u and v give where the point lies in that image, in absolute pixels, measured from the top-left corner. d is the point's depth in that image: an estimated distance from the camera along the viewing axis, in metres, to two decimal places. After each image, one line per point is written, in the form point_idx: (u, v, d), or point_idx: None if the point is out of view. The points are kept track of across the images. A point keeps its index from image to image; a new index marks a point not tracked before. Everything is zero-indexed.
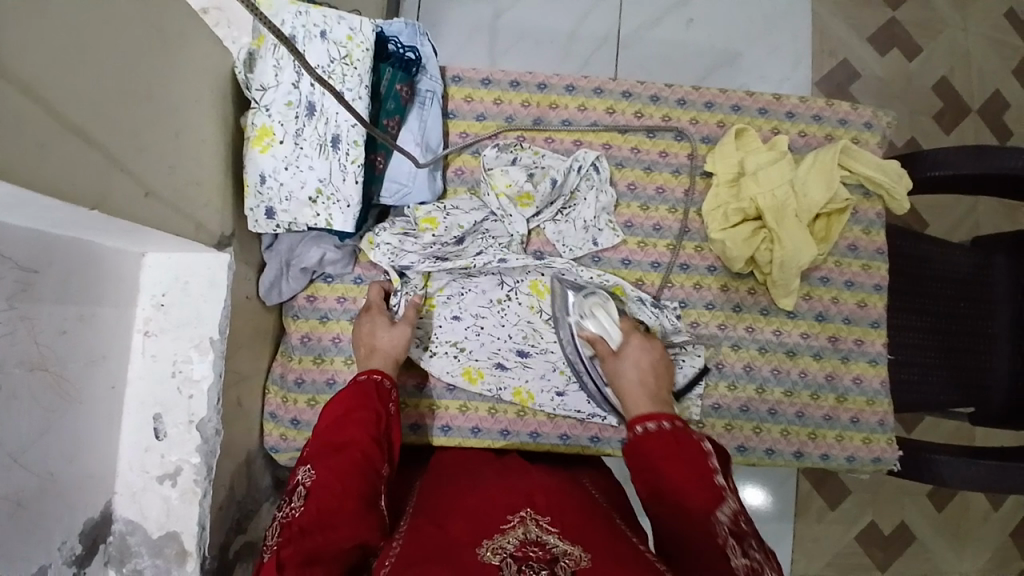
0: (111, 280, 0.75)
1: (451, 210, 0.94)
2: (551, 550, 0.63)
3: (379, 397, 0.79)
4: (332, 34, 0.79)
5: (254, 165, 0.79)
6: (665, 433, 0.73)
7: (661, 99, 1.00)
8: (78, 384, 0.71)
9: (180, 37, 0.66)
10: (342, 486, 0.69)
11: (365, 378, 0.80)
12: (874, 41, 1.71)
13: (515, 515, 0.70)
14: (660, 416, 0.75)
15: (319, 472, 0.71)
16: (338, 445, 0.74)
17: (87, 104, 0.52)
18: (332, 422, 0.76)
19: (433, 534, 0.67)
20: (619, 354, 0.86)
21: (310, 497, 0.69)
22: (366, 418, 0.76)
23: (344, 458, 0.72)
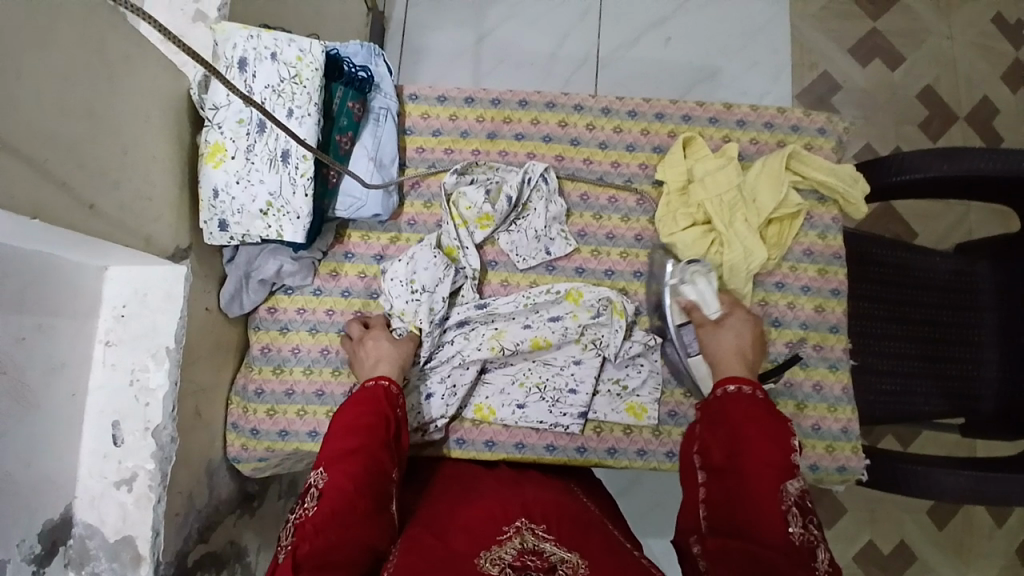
0: (70, 290, 0.78)
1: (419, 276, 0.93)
2: (548, 560, 0.67)
3: (379, 399, 0.83)
4: (282, 55, 0.84)
5: (208, 180, 0.83)
6: (755, 400, 0.78)
7: (612, 111, 1.03)
8: (36, 390, 0.73)
9: (125, 63, 0.71)
10: (352, 486, 0.73)
11: (374, 384, 0.84)
12: (853, 52, 1.72)
13: (511, 525, 0.75)
14: (744, 380, 0.81)
15: (331, 475, 0.75)
16: (348, 449, 0.77)
17: (20, 121, 0.56)
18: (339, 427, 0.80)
19: (433, 548, 0.71)
20: (721, 325, 0.88)
21: (323, 497, 0.73)
22: (373, 420, 0.80)
23: (354, 461, 0.76)
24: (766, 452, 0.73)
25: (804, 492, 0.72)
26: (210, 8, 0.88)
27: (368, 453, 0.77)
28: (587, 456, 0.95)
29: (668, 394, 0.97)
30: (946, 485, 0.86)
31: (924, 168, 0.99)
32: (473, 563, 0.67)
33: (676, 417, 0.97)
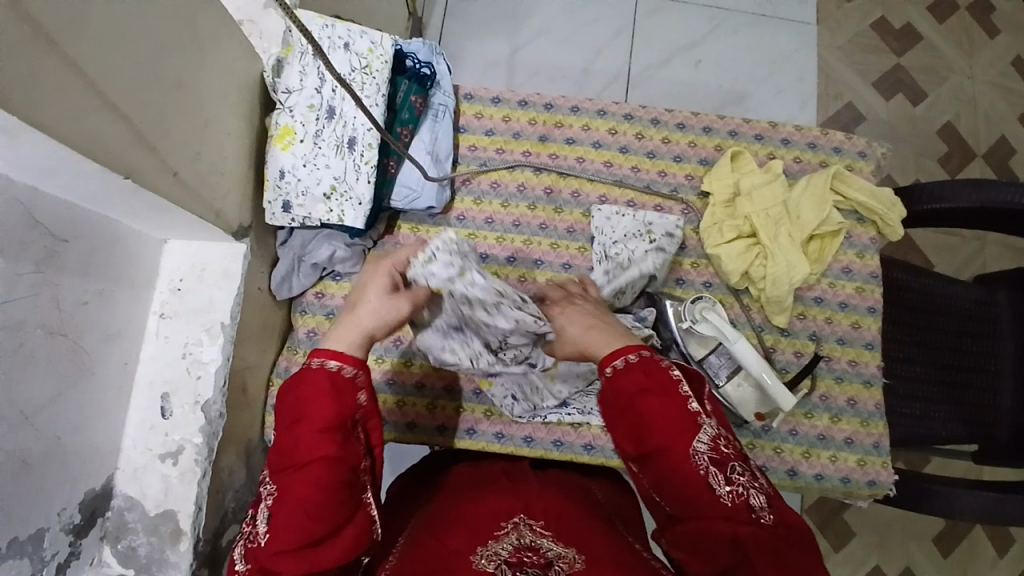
0: (133, 261, 0.79)
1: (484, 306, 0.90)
2: (545, 555, 0.69)
3: (337, 390, 0.67)
4: (355, 46, 0.87)
5: (275, 162, 0.85)
6: (637, 369, 0.69)
7: (661, 123, 1.06)
8: (93, 356, 0.74)
9: (213, 40, 0.73)
10: (303, 517, 0.63)
11: (320, 371, 0.67)
12: (877, 85, 1.78)
13: (509, 520, 0.75)
14: (625, 350, 0.71)
15: (280, 491, 0.65)
16: (300, 460, 0.65)
17: (124, 86, 0.58)
18: (293, 416, 0.67)
19: (429, 547, 0.72)
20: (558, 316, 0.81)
21: (273, 519, 0.64)
22: (326, 423, 0.66)
23: (306, 478, 0.64)
24: (671, 418, 0.66)
25: (717, 440, 0.65)
26: None
27: (329, 464, 0.65)
28: None
29: None
30: (965, 503, 0.86)
31: (952, 199, 0.93)
32: (469, 562, 0.68)
33: None
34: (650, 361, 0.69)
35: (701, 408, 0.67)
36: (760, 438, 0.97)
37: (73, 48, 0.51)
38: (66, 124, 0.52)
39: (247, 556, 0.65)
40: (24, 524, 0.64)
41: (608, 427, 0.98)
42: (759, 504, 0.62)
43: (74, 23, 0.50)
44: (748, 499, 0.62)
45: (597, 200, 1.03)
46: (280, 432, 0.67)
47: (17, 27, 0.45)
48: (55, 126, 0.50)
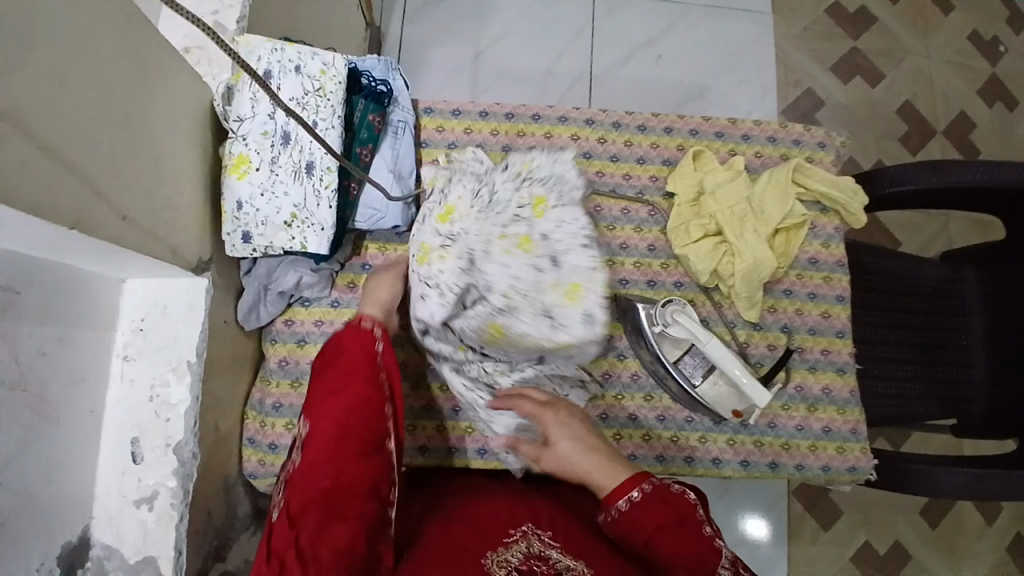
0: (92, 305, 0.77)
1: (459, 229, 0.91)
2: (555, 567, 0.70)
3: (359, 335, 0.80)
4: (306, 69, 0.85)
5: (232, 192, 0.83)
6: (652, 501, 0.76)
7: (623, 125, 1.06)
8: (57, 406, 0.72)
9: (159, 75, 0.71)
10: (340, 434, 0.72)
11: (352, 323, 0.81)
12: (835, 71, 1.80)
13: (517, 528, 0.75)
14: (629, 485, 0.78)
15: (313, 423, 0.73)
16: (335, 389, 0.75)
17: (66, 131, 0.56)
18: (325, 366, 0.78)
19: (439, 538, 0.73)
20: (549, 441, 0.86)
21: (307, 445, 0.72)
22: (355, 364, 0.77)
23: (338, 402, 0.74)
24: (695, 547, 0.73)
25: (734, 559, 0.74)
26: (228, 20, 0.88)
27: (360, 394, 0.75)
28: None
29: (658, 399, 0.99)
30: (947, 477, 0.89)
31: (913, 179, 0.96)
32: (480, 566, 0.68)
33: (693, 422, 0.98)
34: (662, 489, 0.78)
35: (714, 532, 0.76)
36: (739, 433, 0.98)
37: (8, 97, 0.48)
38: (10, 177, 0.50)
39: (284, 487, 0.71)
40: None
41: None
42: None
43: (7, 70, 0.48)
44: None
45: None
46: (316, 377, 0.78)
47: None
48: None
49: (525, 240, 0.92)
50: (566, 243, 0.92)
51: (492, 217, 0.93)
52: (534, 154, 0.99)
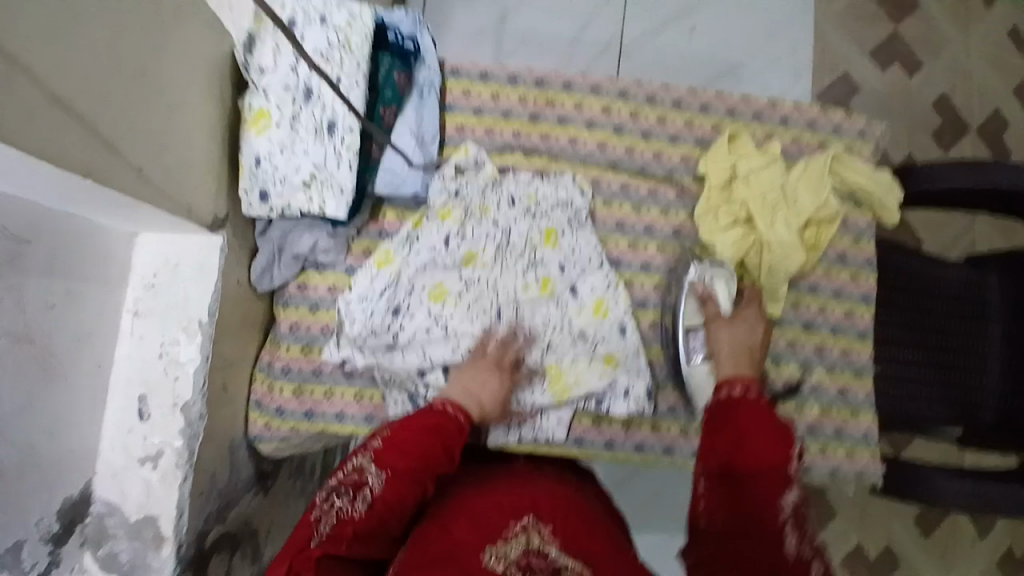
0: (101, 258, 0.74)
1: (462, 188, 0.94)
2: (553, 563, 0.64)
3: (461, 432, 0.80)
4: (332, 19, 0.80)
5: (250, 148, 0.79)
6: (748, 403, 0.72)
7: (657, 100, 1.01)
8: (64, 360, 0.69)
9: (175, 21, 0.67)
10: (404, 510, 0.70)
11: (454, 413, 0.80)
12: (873, 56, 1.73)
13: (517, 521, 0.70)
14: (736, 381, 0.75)
15: (388, 485, 0.70)
16: (418, 470, 0.73)
17: (75, 77, 0.52)
18: (404, 428, 0.76)
19: (438, 540, 0.68)
20: (735, 320, 0.87)
21: (374, 505, 0.68)
22: (445, 452, 0.76)
23: (414, 487, 0.72)
24: (765, 459, 0.65)
25: (802, 506, 0.63)
26: None
27: (432, 481, 0.74)
28: (615, 450, 0.96)
29: (665, 389, 0.97)
30: (951, 487, 0.87)
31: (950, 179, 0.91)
32: (477, 561, 0.64)
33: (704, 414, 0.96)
34: (764, 403, 0.71)
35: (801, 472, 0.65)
36: None
37: (14, 40, 0.45)
38: (17, 124, 0.47)
39: (334, 526, 0.66)
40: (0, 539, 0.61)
41: (600, 420, 0.96)
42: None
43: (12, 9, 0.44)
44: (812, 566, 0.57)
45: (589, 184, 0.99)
46: (396, 432, 0.75)
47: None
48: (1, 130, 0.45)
49: (547, 283, 0.95)
50: (586, 280, 0.95)
51: (512, 267, 0.94)
52: (538, 185, 0.96)
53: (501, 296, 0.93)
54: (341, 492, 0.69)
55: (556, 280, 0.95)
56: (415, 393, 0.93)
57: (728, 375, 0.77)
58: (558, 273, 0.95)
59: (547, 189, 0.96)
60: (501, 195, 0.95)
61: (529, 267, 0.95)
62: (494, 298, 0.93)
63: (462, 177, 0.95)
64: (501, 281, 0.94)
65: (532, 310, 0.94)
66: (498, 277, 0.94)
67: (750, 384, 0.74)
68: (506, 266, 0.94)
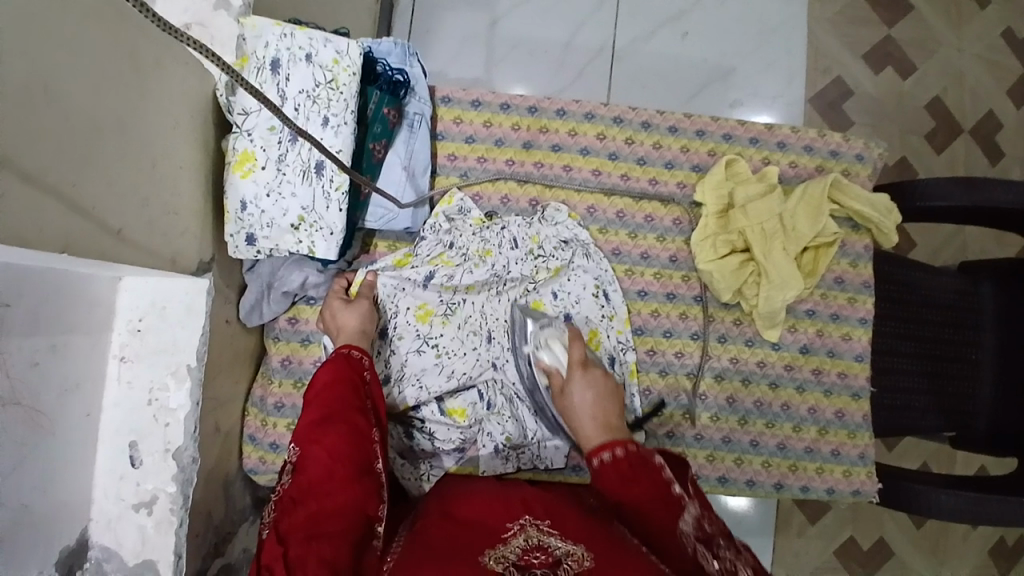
0: (85, 307, 0.72)
1: (453, 235, 0.94)
2: (553, 553, 0.62)
3: (356, 366, 0.78)
4: (318, 57, 0.78)
5: (235, 191, 0.77)
6: (620, 463, 0.68)
7: (652, 126, 0.99)
8: (53, 415, 0.68)
9: (153, 69, 0.65)
10: (330, 455, 0.69)
11: (341, 352, 0.79)
12: (867, 59, 1.71)
13: (515, 522, 0.69)
14: (609, 443, 0.71)
15: (304, 446, 0.70)
16: (323, 418, 0.72)
17: (49, 154, 0.51)
18: (310, 393, 0.75)
19: (432, 536, 0.67)
20: (565, 391, 0.81)
21: (300, 469, 0.69)
22: (346, 389, 0.75)
23: (329, 430, 0.70)
24: (653, 509, 0.65)
25: (701, 520, 0.64)
26: None
27: (350, 421, 0.72)
28: None
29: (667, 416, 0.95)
30: (948, 507, 0.85)
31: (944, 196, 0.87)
32: (475, 560, 0.62)
33: (701, 440, 0.95)
34: (636, 451, 0.69)
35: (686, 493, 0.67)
36: (748, 453, 0.96)
37: None
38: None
39: (276, 507, 0.67)
40: None
41: None
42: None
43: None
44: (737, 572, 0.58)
45: (584, 211, 0.98)
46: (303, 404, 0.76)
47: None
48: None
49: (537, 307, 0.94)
50: (581, 308, 0.94)
51: (504, 292, 0.95)
52: (539, 226, 0.95)
53: (495, 318, 0.94)
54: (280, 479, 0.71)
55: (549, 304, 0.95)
56: (410, 427, 0.92)
57: (592, 446, 0.73)
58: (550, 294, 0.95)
59: (547, 218, 0.96)
60: (503, 236, 0.95)
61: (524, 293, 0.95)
62: (482, 320, 0.93)
63: (451, 225, 0.94)
64: (495, 304, 0.94)
65: None
66: (490, 302, 0.94)
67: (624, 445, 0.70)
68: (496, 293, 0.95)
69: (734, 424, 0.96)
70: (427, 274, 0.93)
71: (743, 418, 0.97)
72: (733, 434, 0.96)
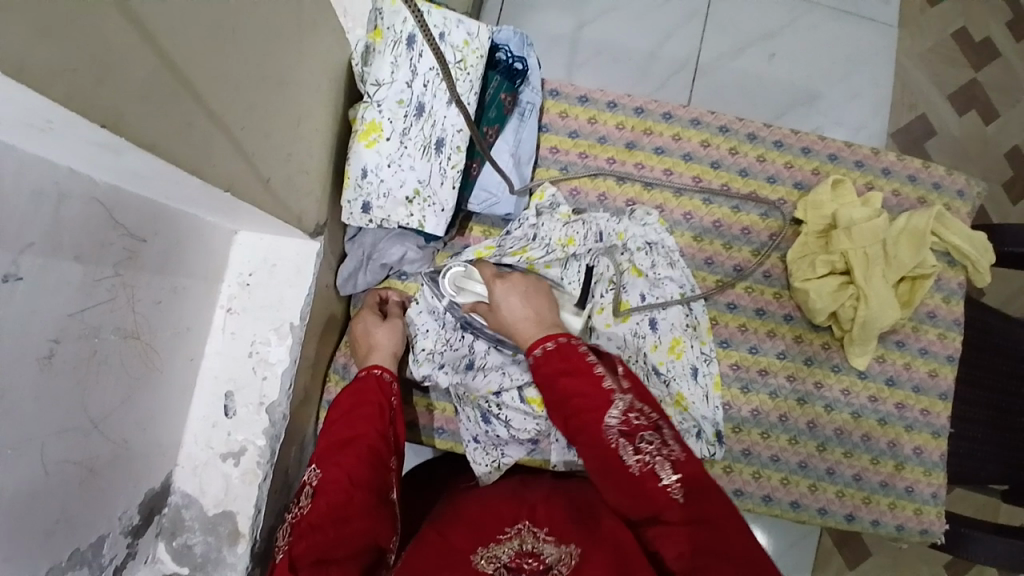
0: (204, 255, 0.75)
1: (538, 225, 0.92)
2: (547, 561, 0.64)
3: (381, 390, 0.79)
4: (450, 37, 0.80)
5: (358, 159, 0.79)
6: (553, 355, 0.73)
7: (758, 138, 0.99)
8: (164, 354, 0.71)
9: (312, 28, 0.67)
10: (348, 479, 0.69)
11: (366, 374, 0.80)
12: (952, 100, 1.68)
13: (513, 526, 0.70)
14: (545, 337, 0.75)
15: (325, 468, 0.70)
16: (344, 440, 0.73)
17: (226, 95, 0.53)
18: (333, 417, 0.76)
19: (432, 545, 0.67)
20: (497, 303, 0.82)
21: (319, 493, 0.68)
22: (371, 413, 0.76)
23: (349, 453, 0.71)
24: (587, 402, 0.68)
25: (630, 412, 0.66)
26: None
27: (370, 446, 0.73)
28: None
29: (744, 432, 0.94)
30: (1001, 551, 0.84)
31: None
32: (468, 562, 0.64)
33: (777, 462, 0.94)
34: (571, 346, 0.73)
35: (616, 385, 0.68)
36: (823, 480, 0.95)
37: (188, 56, 0.46)
38: (169, 137, 0.47)
39: (290, 531, 0.67)
40: (86, 531, 0.61)
41: None
42: (666, 469, 0.61)
43: (184, 26, 0.45)
44: (654, 466, 0.62)
45: (680, 217, 0.98)
46: (324, 425, 0.77)
47: (122, 28, 0.39)
48: (150, 143, 0.45)
49: (621, 308, 0.93)
50: (667, 315, 0.94)
51: (589, 289, 0.93)
52: (627, 223, 0.95)
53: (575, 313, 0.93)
54: (297, 501, 0.70)
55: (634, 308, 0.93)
56: (487, 411, 0.92)
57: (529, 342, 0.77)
58: (638, 292, 0.94)
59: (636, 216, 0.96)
60: (590, 230, 0.93)
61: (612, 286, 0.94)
62: None
63: (539, 219, 0.93)
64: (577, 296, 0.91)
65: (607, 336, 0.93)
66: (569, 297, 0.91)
67: (563, 338, 0.74)
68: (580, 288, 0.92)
69: (812, 449, 0.95)
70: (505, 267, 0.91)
71: (821, 444, 0.95)
72: (810, 459, 0.95)
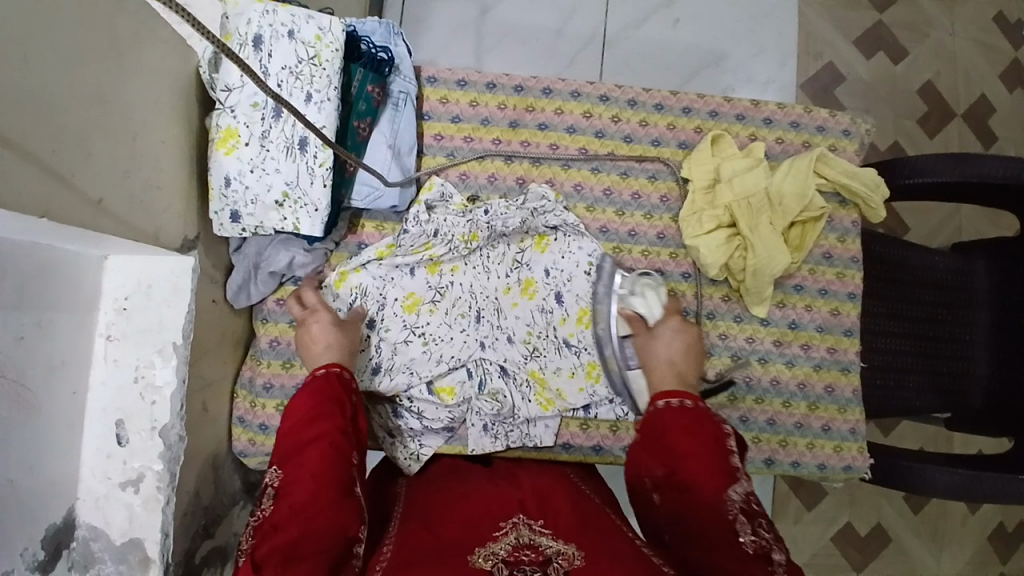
0: (69, 282, 0.69)
1: (432, 215, 0.92)
2: (544, 553, 0.64)
3: (341, 386, 0.75)
4: (300, 34, 0.78)
5: (219, 168, 0.78)
6: (687, 412, 0.72)
7: (638, 104, 1.00)
8: (37, 390, 0.64)
9: (132, 41, 0.66)
10: (313, 483, 0.65)
11: (326, 372, 0.75)
12: (856, 45, 1.71)
13: (508, 520, 0.72)
14: (682, 393, 0.74)
15: (288, 472, 0.67)
16: (303, 442, 0.68)
17: (27, 117, 0.52)
18: (293, 415, 0.71)
19: (425, 540, 0.68)
20: (653, 332, 0.84)
21: (281, 494, 0.65)
22: (332, 411, 0.71)
23: (312, 454, 0.67)
24: (712, 464, 0.67)
25: (750, 495, 0.66)
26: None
27: (333, 443, 0.69)
28: (603, 454, 0.96)
29: None
30: (943, 481, 0.86)
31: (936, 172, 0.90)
32: (465, 559, 0.63)
33: None
34: (702, 410, 0.72)
35: (741, 465, 0.69)
36: (738, 429, 0.96)
37: None
38: None
39: (253, 533, 0.63)
40: None
41: (588, 424, 0.95)
42: (780, 559, 0.60)
43: None
44: (770, 551, 0.61)
45: (571, 189, 0.98)
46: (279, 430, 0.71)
47: None
48: None
49: (528, 285, 0.96)
50: (571, 286, 0.95)
51: (493, 269, 0.96)
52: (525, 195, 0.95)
53: (483, 294, 0.96)
54: (258, 502, 0.66)
55: (540, 284, 0.96)
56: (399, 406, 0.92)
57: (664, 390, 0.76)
58: (540, 265, 0.97)
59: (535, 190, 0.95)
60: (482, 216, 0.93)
61: (515, 263, 0.97)
62: (471, 301, 0.94)
63: (432, 214, 0.93)
64: (480, 278, 0.96)
65: (514, 314, 0.96)
66: (475, 282, 0.95)
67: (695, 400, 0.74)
68: (485, 272, 0.96)
69: (724, 401, 0.96)
70: (409, 264, 0.93)
71: (733, 394, 0.96)
72: (723, 410, 0.96)
